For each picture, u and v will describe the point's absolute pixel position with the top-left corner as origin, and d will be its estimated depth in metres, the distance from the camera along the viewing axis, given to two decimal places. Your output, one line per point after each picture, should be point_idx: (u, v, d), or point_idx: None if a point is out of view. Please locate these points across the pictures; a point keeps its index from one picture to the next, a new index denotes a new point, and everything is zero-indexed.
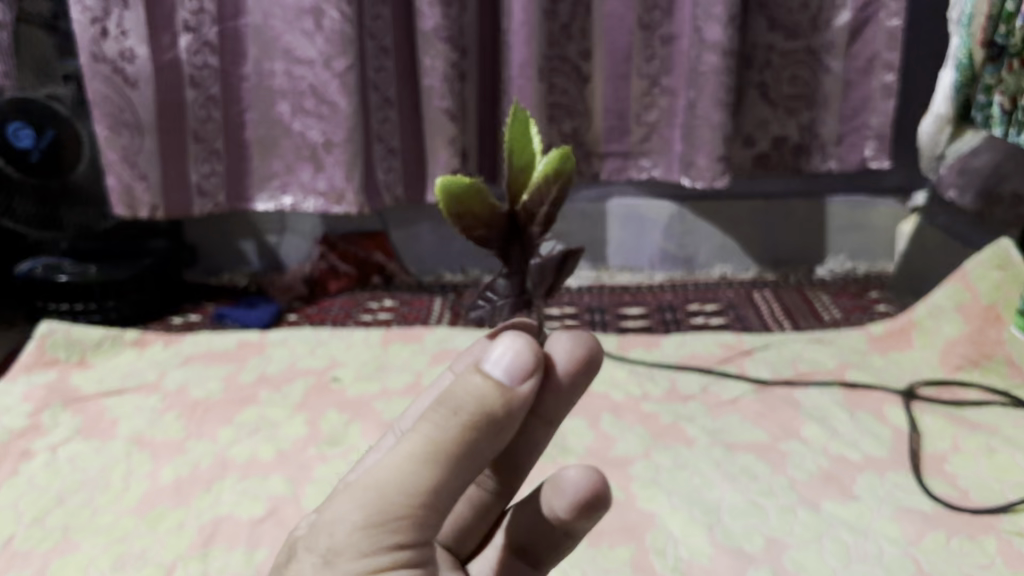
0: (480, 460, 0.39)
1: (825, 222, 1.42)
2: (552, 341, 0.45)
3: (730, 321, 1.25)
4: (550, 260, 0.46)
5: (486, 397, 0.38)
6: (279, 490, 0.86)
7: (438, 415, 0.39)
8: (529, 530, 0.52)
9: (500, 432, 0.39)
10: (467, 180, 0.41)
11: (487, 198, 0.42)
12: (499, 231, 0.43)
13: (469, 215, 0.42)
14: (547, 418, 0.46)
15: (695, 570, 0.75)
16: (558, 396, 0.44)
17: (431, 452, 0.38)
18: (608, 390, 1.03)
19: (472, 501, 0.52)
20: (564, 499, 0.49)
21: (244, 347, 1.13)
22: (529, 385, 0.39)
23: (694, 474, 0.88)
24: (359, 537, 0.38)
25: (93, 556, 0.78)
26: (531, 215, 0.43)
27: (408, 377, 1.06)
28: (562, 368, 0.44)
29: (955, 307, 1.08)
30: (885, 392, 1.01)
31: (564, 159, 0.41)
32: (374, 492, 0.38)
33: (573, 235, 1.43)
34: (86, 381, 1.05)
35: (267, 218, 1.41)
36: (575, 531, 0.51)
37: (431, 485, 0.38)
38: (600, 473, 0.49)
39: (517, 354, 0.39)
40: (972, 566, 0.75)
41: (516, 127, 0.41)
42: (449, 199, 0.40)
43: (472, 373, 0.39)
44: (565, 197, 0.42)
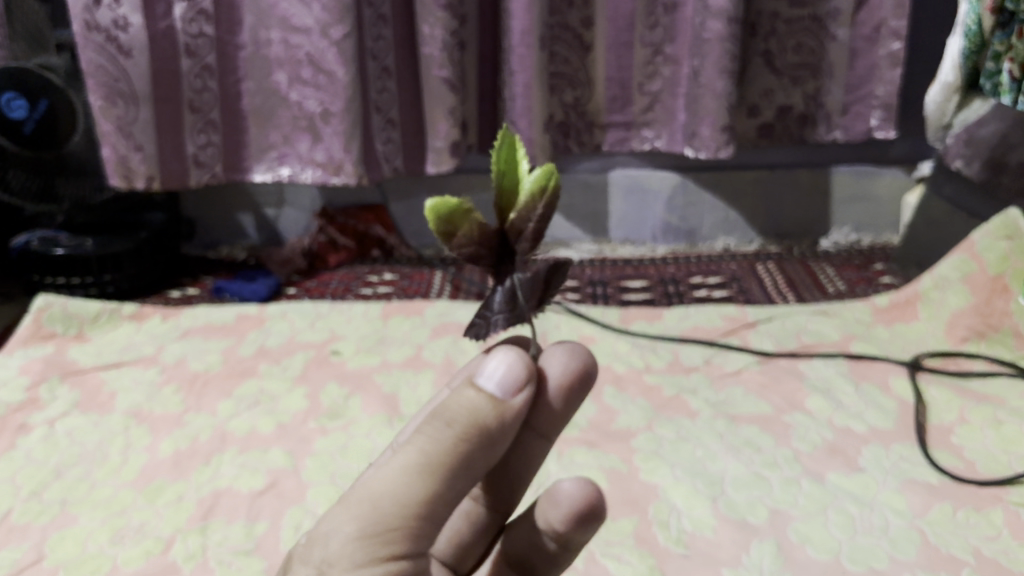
0: (475, 473, 0.38)
1: (830, 193, 1.40)
2: (546, 355, 0.43)
3: (734, 294, 1.24)
4: (540, 271, 0.41)
5: (480, 410, 0.37)
6: (279, 463, 0.85)
7: (431, 427, 0.37)
8: (526, 544, 0.49)
9: (493, 446, 0.38)
10: (454, 200, 0.38)
11: (476, 217, 0.39)
12: (488, 247, 0.40)
13: (457, 234, 0.39)
14: (543, 432, 0.44)
15: (698, 542, 0.74)
16: (552, 415, 0.43)
17: (424, 465, 0.37)
18: (610, 362, 1.03)
19: (469, 515, 0.51)
20: (560, 510, 0.46)
21: (242, 321, 1.12)
22: (522, 397, 0.38)
23: (697, 447, 0.87)
24: (352, 548, 0.37)
25: (92, 529, 0.77)
26: (519, 233, 0.40)
27: (409, 351, 1.05)
28: (554, 384, 0.42)
29: (961, 278, 1.06)
30: (890, 363, 1.00)
31: (552, 175, 0.39)
32: (367, 503, 0.37)
33: (575, 207, 1.41)
34: (84, 354, 1.04)
35: (265, 190, 1.39)
36: (571, 543, 0.48)
37: (424, 498, 0.37)
38: (594, 486, 0.47)
39: (511, 367, 0.38)
40: (978, 538, 0.74)
41: (503, 151, 0.39)
42: (437, 220, 0.38)
43: (466, 387, 0.38)
44: (554, 213, 0.40)
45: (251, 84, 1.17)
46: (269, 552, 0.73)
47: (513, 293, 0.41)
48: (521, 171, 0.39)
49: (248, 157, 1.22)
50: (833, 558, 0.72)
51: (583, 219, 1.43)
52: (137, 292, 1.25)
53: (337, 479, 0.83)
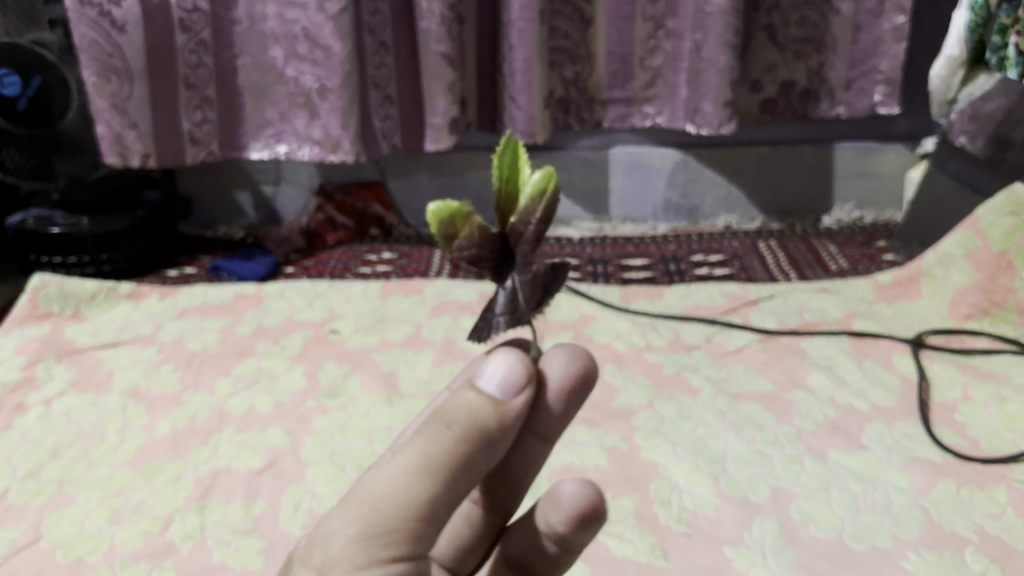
0: (476, 474, 0.38)
1: (833, 169, 1.39)
2: (546, 358, 0.42)
3: (735, 272, 1.23)
4: (539, 273, 0.40)
5: (479, 411, 0.36)
6: (278, 442, 0.85)
7: (432, 429, 0.37)
8: (528, 545, 0.48)
9: (494, 448, 0.37)
10: (455, 203, 0.37)
11: (476, 220, 0.38)
12: (489, 250, 0.39)
13: (459, 237, 0.38)
14: (544, 434, 0.43)
15: (699, 520, 0.74)
16: (553, 416, 0.42)
17: (424, 467, 0.37)
18: (610, 340, 1.02)
19: (469, 518, 0.50)
20: (561, 513, 0.45)
21: (240, 300, 1.11)
22: (522, 398, 0.37)
23: (698, 425, 0.86)
24: (353, 550, 0.36)
25: (89, 509, 0.77)
26: (520, 235, 0.39)
27: (408, 329, 1.04)
28: (554, 388, 0.41)
29: (965, 255, 1.05)
30: (893, 341, 1.00)
31: (553, 176, 0.38)
32: (368, 506, 0.37)
33: (576, 184, 1.40)
34: (81, 333, 1.03)
35: (263, 167, 1.38)
36: (572, 545, 0.48)
37: (424, 500, 0.37)
38: (595, 487, 0.45)
39: (510, 369, 0.38)
40: (981, 516, 0.74)
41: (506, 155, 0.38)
42: (438, 224, 0.37)
43: (467, 389, 0.37)
44: (554, 218, 0.38)
45: (247, 59, 1.16)
46: (268, 532, 0.73)
47: (513, 295, 0.40)
48: (523, 174, 0.38)
49: (244, 134, 1.21)
50: (835, 536, 0.72)
51: (583, 197, 1.41)
52: (135, 271, 1.24)
53: (337, 458, 0.82)
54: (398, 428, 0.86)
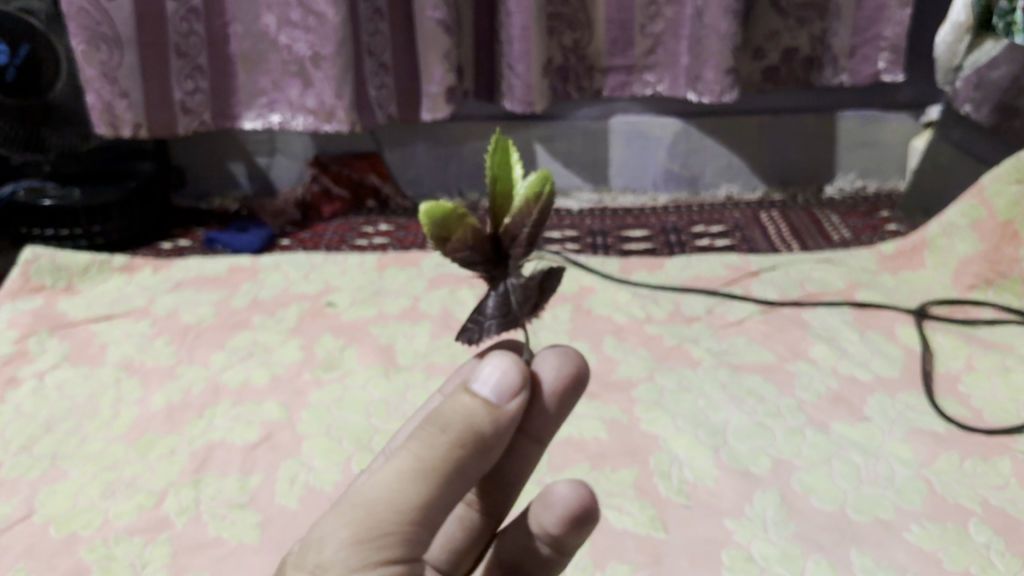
0: (469, 479, 0.38)
1: (835, 138, 1.37)
2: (538, 359, 0.43)
3: (736, 243, 1.21)
4: (533, 279, 0.41)
5: (474, 415, 0.37)
6: (273, 415, 0.84)
7: (425, 433, 0.37)
8: (519, 549, 0.48)
9: (488, 452, 0.37)
10: (448, 204, 0.37)
11: (470, 220, 0.38)
12: (481, 253, 0.40)
13: (451, 238, 0.38)
14: (536, 436, 0.44)
15: (700, 493, 0.73)
16: (546, 417, 0.43)
17: (419, 470, 0.36)
18: (609, 312, 1.01)
19: (462, 521, 0.50)
20: (553, 514, 0.45)
21: (235, 272, 1.10)
22: (516, 402, 0.38)
23: (698, 396, 0.85)
24: (347, 553, 0.35)
25: (83, 483, 0.76)
26: (513, 238, 0.40)
27: (405, 302, 1.03)
28: (548, 390, 0.42)
29: (969, 225, 1.04)
30: (896, 312, 0.98)
31: (545, 181, 0.39)
32: (362, 509, 0.36)
33: (575, 155, 1.38)
34: (74, 306, 1.02)
35: (257, 138, 1.36)
36: (565, 547, 0.47)
37: (418, 503, 0.36)
38: (588, 488, 0.45)
39: (505, 373, 0.38)
40: (985, 487, 0.73)
41: (497, 157, 0.39)
42: (433, 225, 0.37)
43: (461, 393, 0.38)
44: (546, 220, 0.40)
45: (239, 27, 1.14)
46: (262, 507, 0.72)
47: (505, 299, 0.41)
48: (514, 174, 0.39)
49: (238, 104, 1.20)
50: (838, 508, 0.71)
51: (583, 167, 1.40)
52: (128, 244, 1.22)
53: (333, 431, 0.81)
54: (395, 401, 0.85)
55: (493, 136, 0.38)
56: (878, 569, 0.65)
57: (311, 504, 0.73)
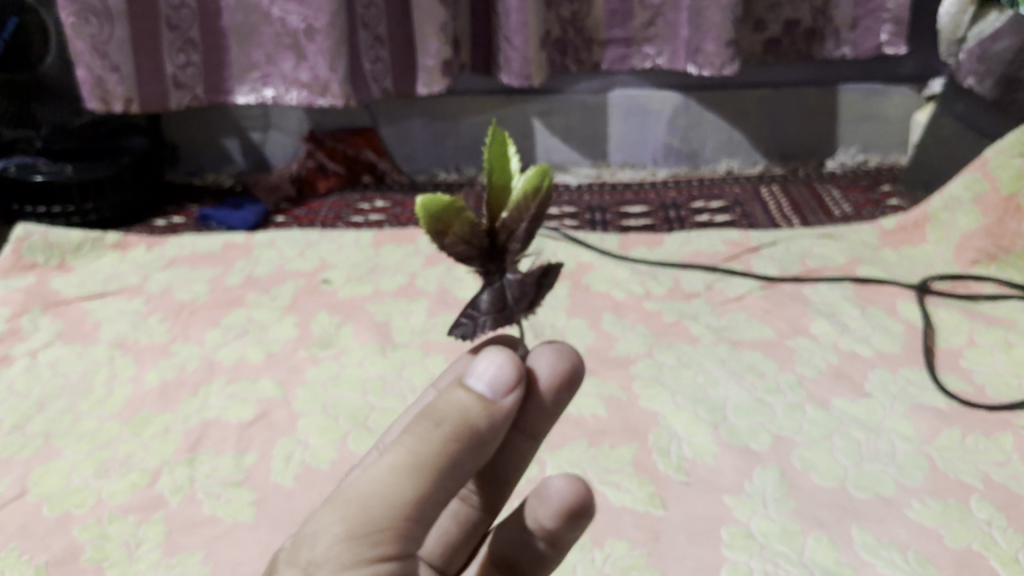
0: (464, 475, 0.37)
1: (837, 111, 1.35)
2: (534, 354, 0.42)
3: (736, 219, 1.20)
4: (531, 275, 0.41)
5: (469, 409, 0.37)
6: (269, 393, 0.83)
7: (420, 428, 0.36)
8: (514, 545, 0.47)
9: (483, 448, 0.37)
10: (444, 196, 0.37)
11: (465, 213, 0.38)
12: (477, 246, 0.39)
13: (447, 230, 0.38)
14: (530, 432, 0.44)
15: (699, 469, 0.72)
16: (541, 413, 0.42)
17: (414, 464, 0.36)
18: (608, 289, 1.00)
19: (457, 516, 0.49)
20: (549, 508, 0.45)
21: (229, 250, 1.09)
22: (511, 399, 0.38)
23: (698, 372, 0.84)
24: (341, 548, 0.34)
25: (76, 462, 0.75)
26: (510, 232, 0.39)
27: (402, 279, 1.02)
28: (544, 384, 0.42)
29: (972, 199, 1.03)
30: (897, 287, 0.98)
31: (544, 175, 0.38)
32: (357, 503, 0.35)
33: (575, 129, 1.37)
34: (67, 284, 1.00)
35: (251, 113, 1.35)
36: (560, 542, 0.47)
37: (413, 499, 0.35)
38: (584, 483, 0.44)
39: (500, 368, 0.38)
40: (988, 463, 0.72)
41: (493, 148, 0.37)
42: (427, 217, 0.36)
43: (455, 388, 0.38)
44: (544, 214, 0.39)
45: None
46: (257, 487, 0.71)
47: (501, 294, 0.41)
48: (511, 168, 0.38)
49: (230, 78, 1.18)
50: (839, 485, 0.70)
51: (582, 143, 1.38)
52: (121, 220, 1.21)
53: (330, 409, 0.81)
54: (392, 378, 0.85)
55: (489, 128, 0.36)
56: (878, 545, 0.64)
57: (307, 482, 0.72)
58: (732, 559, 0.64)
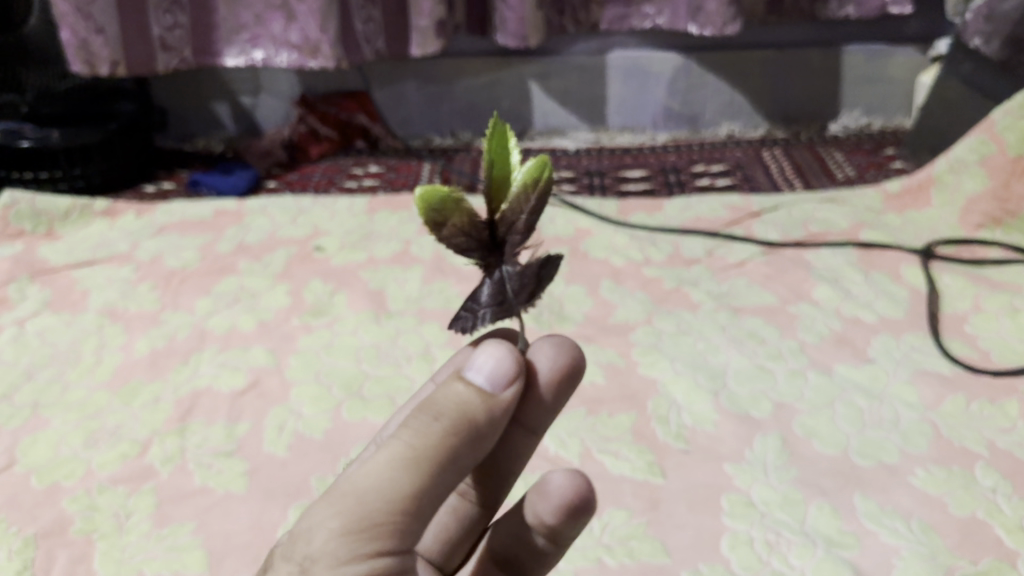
0: (464, 468, 0.37)
1: (841, 73, 1.32)
2: (533, 349, 0.43)
3: (737, 183, 1.18)
4: (530, 266, 0.40)
5: (468, 402, 0.36)
6: (261, 361, 0.81)
7: (418, 422, 0.36)
8: (511, 539, 0.48)
9: (482, 441, 0.37)
10: (444, 188, 0.37)
11: (466, 206, 0.38)
12: (476, 238, 0.39)
13: (447, 223, 0.38)
14: (529, 427, 0.44)
15: (699, 438, 0.71)
16: (541, 409, 0.43)
17: (411, 458, 0.35)
18: (607, 255, 0.98)
19: (456, 511, 0.50)
20: (549, 504, 0.44)
21: (220, 216, 1.06)
22: (511, 391, 0.38)
23: (698, 339, 0.83)
24: (338, 543, 0.34)
25: (64, 432, 0.74)
26: (510, 225, 0.39)
27: (396, 246, 1.00)
28: (544, 378, 0.42)
29: (978, 161, 1.00)
30: (901, 252, 0.96)
31: (543, 167, 0.38)
32: (352, 498, 0.35)
33: (573, 93, 1.34)
34: (55, 252, 0.98)
35: (240, 76, 1.32)
36: (561, 538, 0.47)
37: (411, 493, 0.35)
38: (585, 478, 0.44)
39: (500, 361, 0.38)
40: (992, 430, 0.71)
41: (494, 142, 0.37)
42: (427, 209, 0.37)
43: (454, 381, 0.37)
44: (544, 206, 0.39)
45: None
46: (248, 457, 0.70)
47: (501, 286, 0.40)
48: (512, 161, 0.38)
49: (219, 40, 1.15)
50: (841, 452, 0.69)
51: (581, 106, 1.35)
52: (110, 187, 1.19)
53: (323, 377, 0.79)
54: (386, 346, 0.83)
55: (489, 120, 0.36)
56: (881, 514, 0.63)
57: (300, 451, 0.71)
58: (733, 528, 0.62)
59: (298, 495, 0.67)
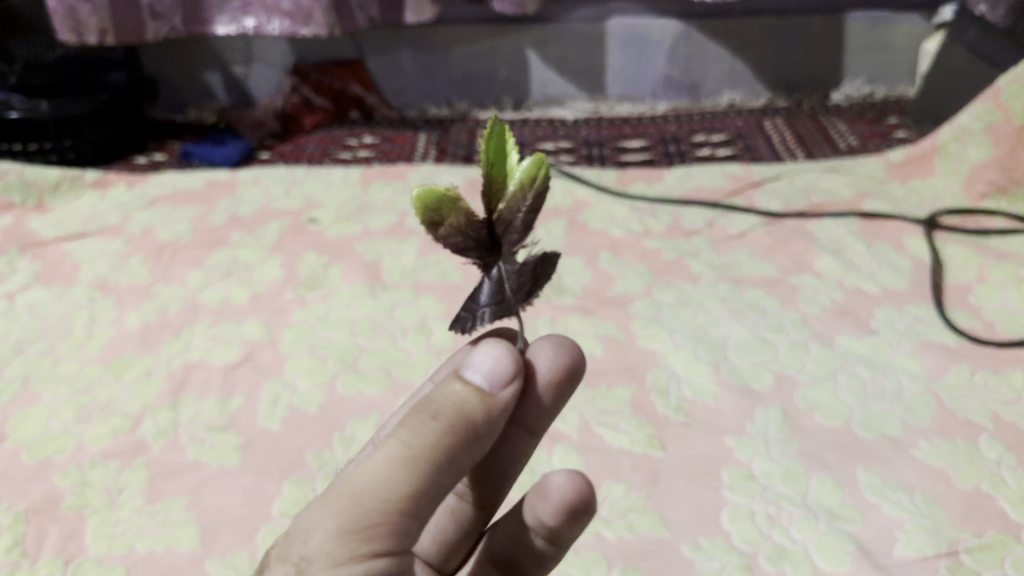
0: (461, 468, 0.36)
1: (843, 40, 1.30)
2: (533, 349, 0.42)
3: (738, 152, 1.16)
4: (528, 264, 0.39)
5: (466, 402, 0.35)
6: (255, 334, 0.80)
7: (415, 421, 0.35)
8: (510, 540, 0.47)
9: (480, 441, 0.36)
10: (440, 188, 0.37)
11: (464, 206, 0.38)
12: (474, 238, 0.39)
13: (444, 223, 0.37)
14: (528, 427, 0.44)
15: (699, 410, 0.70)
16: (541, 409, 0.42)
17: (408, 459, 0.34)
18: (606, 227, 0.96)
19: (454, 512, 0.49)
20: (549, 505, 0.44)
21: (212, 188, 1.05)
22: (510, 390, 0.37)
23: (698, 311, 0.81)
24: (333, 544, 0.33)
25: (55, 407, 0.73)
26: (507, 224, 0.38)
27: (392, 218, 0.99)
28: (543, 380, 0.42)
29: (983, 129, 0.99)
30: (905, 222, 0.94)
31: (541, 166, 0.38)
32: (348, 498, 0.34)
33: (571, 60, 1.32)
34: (45, 225, 0.97)
35: (232, 45, 1.30)
36: (561, 540, 0.46)
37: (407, 494, 0.34)
38: (585, 479, 0.44)
39: (499, 360, 0.37)
40: (997, 402, 0.70)
41: (492, 143, 0.37)
42: (424, 210, 0.37)
43: (452, 380, 0.36)
44: (543, 205, 0.38)
45: None
46: (241, 432, 0.69)
47: (500, 285, 0.39)
48: (510, 161, 0.38)
49: (209, 8, 1.12)
50: (843, 425, 0.68)
51: (579, 75, 1.33)
52: (101, 158, 1.17)
53: (318, 350, 0.78)
54: (382, 319, 0.82)
55: (487, 121, 0.36)
56: (884, 486, 0.62)
57: (294, 426, 0.70)
58: (733, 501, 0.62)
59: (293, 469, 0.66)
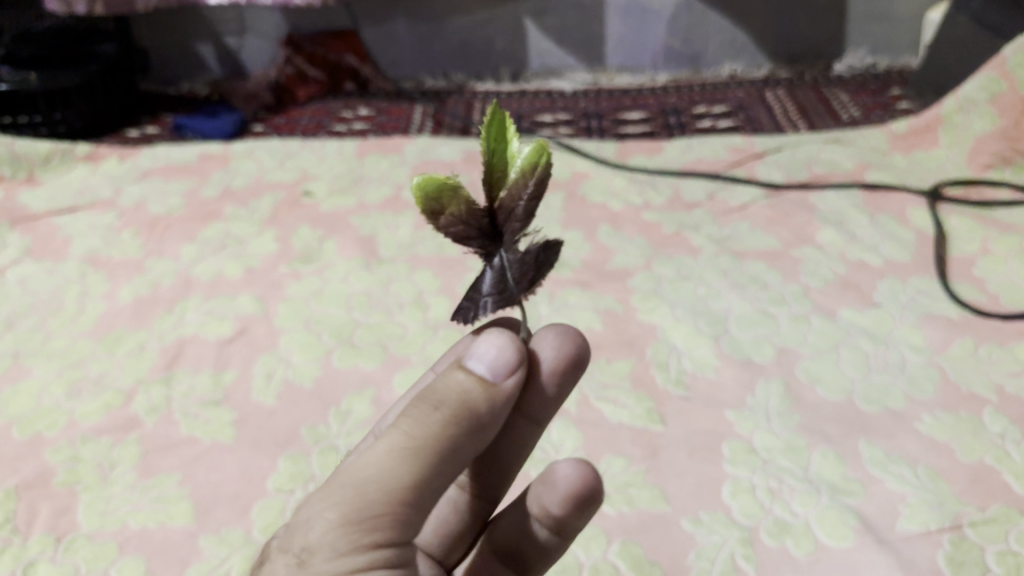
0: (464, 460, 0.35)
1: (846, 9, 1.28)
2: (537, 338, 0.41)
3: (740, 124, 1.14)
4: (530, 252, 0.38)
5: (469, 392, 0.35)
6: (248, 309, 0.79)
7: (417, 410, 0.34)
8: (515, 532, 0.46)
9: (483, 432, 0.35)
10: (441, 176, 0.35)
11: (465, 194, 0.36)
12: (476, 226, 0.37)
13: (445, 212, 0.36)
14: (532, 417, 0.43)
15: (699, 383, 0.69)
16: (545, 399, 0.42)
17: (412, 448, 0.33)
18: (605, 200, 0.95)
19: (455, 504, 0.48)
20: (556, 494, 0.43)
21: (206, 160, 1.03)
22: (513, 381, 0.36)
23: (698, 284, 0.80)
24: (335, 535, 0.32)
25: (46, 382, 0.72)
26: (509, 212, 0.37)
27: (388, 190, 0.97)
28: (548, 368, 0.41)
29: (988, 100, 0.97)
30: (907, 194, 0.93)
31: (543, 153, 0.37)
32: (351, 488, 0.33)
33: (569, 30, 1.30)
34: (36, 199, 0.96)
35: (224, 15, 1.27)
36: (565, 530, 0.45)
37: (410, 484, 0.33)
38: (593, 467, 0.43)
39: (501, 350, 0.36)
40: (1002, 374, 0.69)
41: (494, 129, 0.35)
42: (425, 198, 0.35)
43: (454, 370, 0.36)
44: (544, 192, 0.37)
45: None
46: (235, 406, 0.68)
47: (502, 275, 0.38)
48: (511, 148, 0.36)
49: None
50: (845, 399, 0.67)
51: (577, 46, 1.31)
52: (91, 132, 1.16)
53: (313, 325, 0.77)
54: (377, 293, 0.81)
55: (488, 107, 0.34)
56: (887, 460, 0.61)
57: (289, 401, 0.69)
58: (733, 475, 0.61)
59: (288, 444, 0.65)
